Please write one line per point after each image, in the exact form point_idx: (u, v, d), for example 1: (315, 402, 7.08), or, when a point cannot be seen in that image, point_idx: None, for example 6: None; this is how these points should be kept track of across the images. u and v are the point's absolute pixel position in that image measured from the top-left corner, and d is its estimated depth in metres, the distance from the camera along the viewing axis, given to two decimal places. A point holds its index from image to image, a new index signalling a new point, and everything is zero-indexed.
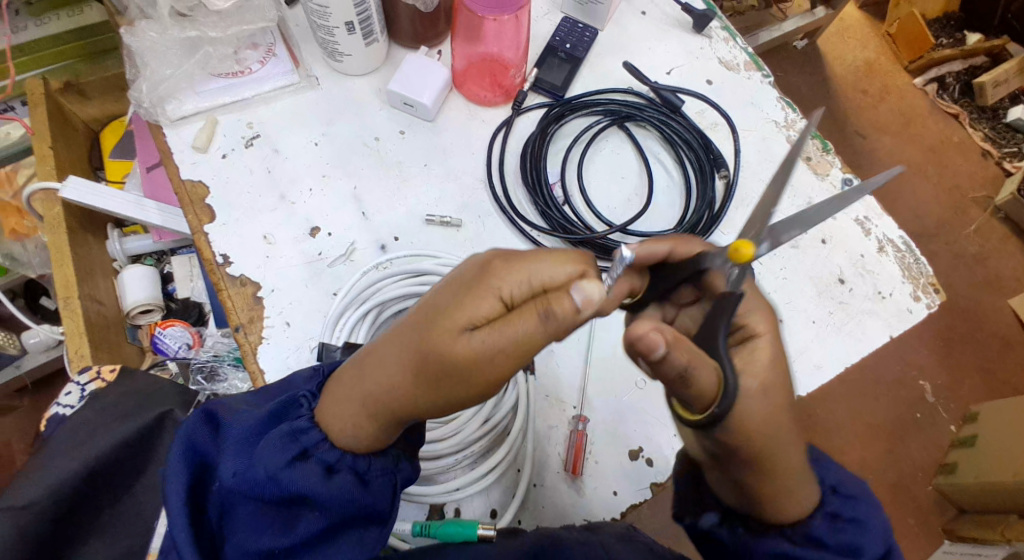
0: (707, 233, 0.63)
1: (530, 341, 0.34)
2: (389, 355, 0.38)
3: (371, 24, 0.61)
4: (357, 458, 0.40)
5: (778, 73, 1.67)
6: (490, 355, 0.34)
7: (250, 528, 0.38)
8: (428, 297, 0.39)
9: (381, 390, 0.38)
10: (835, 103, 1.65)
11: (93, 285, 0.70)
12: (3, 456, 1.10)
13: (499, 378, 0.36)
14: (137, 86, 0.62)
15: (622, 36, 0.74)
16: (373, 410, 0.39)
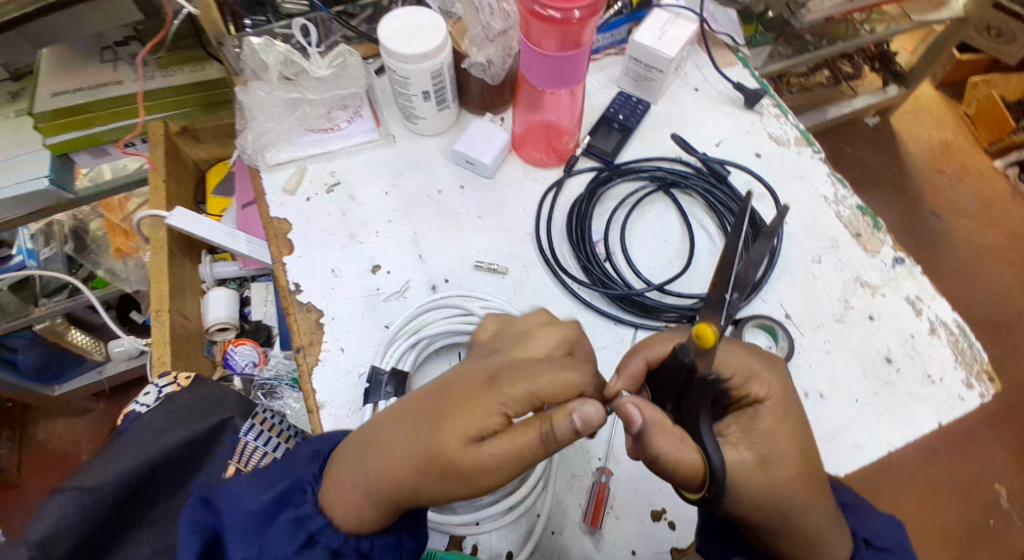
0: (746, 299, 0.64)
1: (529, 454, 0.41)
2: (395, 449, 0.43)
3: (444, 93, 0.70)
4: (360, 540, 0.45)
5: (848, 147, 1.78)
6: (496, 463, 0.41)
7: None
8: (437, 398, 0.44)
9: (385, 480, 0.43)
10: (910, 184, 1.72)
11: (183, 302, 0.80)
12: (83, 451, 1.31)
13: (496, 483, 0.42)
14: (245, 136, 0.72)
15: (675, 110, 0.79)
16: (376, 496, 0.43)
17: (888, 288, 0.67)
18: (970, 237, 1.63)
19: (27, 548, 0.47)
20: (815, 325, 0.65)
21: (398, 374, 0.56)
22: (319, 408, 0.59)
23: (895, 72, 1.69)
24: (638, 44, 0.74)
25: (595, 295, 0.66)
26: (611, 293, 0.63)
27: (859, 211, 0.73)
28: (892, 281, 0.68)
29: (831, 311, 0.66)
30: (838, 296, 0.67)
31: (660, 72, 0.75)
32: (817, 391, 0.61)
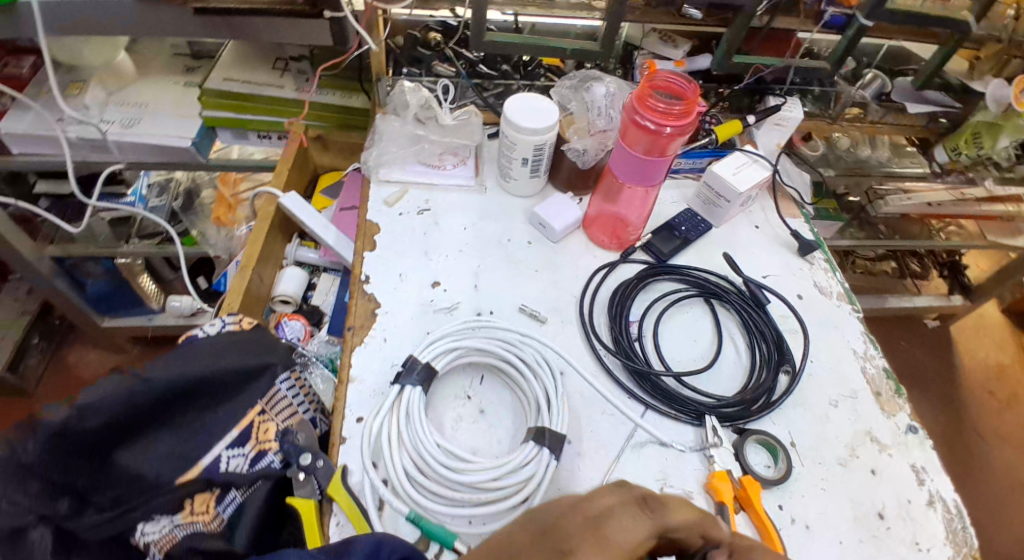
0: (758, 413, 0.68)
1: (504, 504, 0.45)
2: None
3: (540, 163, 0.81)
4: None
5: (901, 340, 1.80)
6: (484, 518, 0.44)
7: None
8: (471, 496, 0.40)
9: None
10: (955, 395, 1.69)
11: (264, 268, 0.90)
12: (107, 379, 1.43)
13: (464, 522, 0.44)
14: (369, 151, 0.86)
15: (733, 237, 0.87)
16: None
17: (896, 450, 0.70)
18: (1001, 464, 1.56)
19: (69, 409, 0.54)
20: (817, 460, 0.67)
21: (428, 368, 0.62)
22: (349, 381, 0.66)
23: (963, 284, 1.77)
24: (715, 174, 0.84)
25: (618, 366, 0.71)
26: (633, 366, 0.68)
27: (884, 373, 0.76)
28: (901, 446, 0.70)
29: (836, 455, 0.68)
30: (845, 442, 0.69)
31: (728, 201, 0.84)
32: (805, 522, 0.63)
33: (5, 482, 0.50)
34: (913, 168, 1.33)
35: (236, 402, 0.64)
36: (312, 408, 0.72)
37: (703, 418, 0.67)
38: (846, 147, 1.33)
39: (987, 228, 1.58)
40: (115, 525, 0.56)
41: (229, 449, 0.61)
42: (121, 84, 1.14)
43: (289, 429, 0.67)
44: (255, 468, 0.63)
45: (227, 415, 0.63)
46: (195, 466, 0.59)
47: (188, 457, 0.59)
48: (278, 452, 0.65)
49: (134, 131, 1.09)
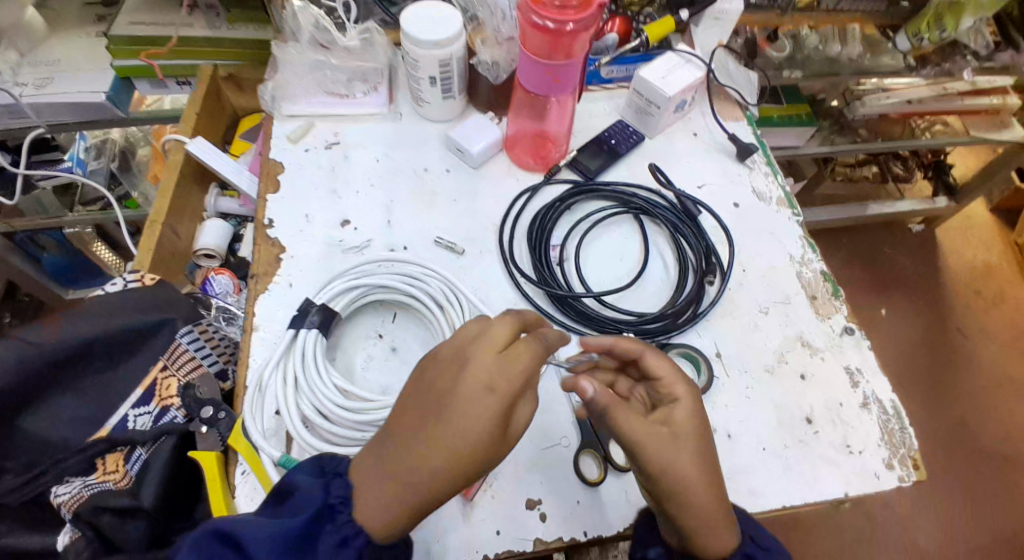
0: (683, 327, 0.66)
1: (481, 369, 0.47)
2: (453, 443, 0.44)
3: (450, 82, 0.75)
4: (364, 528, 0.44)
5: (886, 247, 1.75)
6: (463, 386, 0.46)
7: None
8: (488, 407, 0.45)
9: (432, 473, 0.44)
10: (940, 297, 1.67)
11: (180, 221, 0.86)
12: None
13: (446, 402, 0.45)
14: (267, 85, 0.80)
15: (670, 148, 0.82)
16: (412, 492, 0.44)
17: (828, 354, 0.68)
18: (978, 361, 1.56)
19: None
20: (742, 370, 0.65)
21: (327, 309, 0.60)
22: (254, 329, 0.63)
23: (948, 184, 1.70)
24: (642, 78, 0.77)
25: (537, 292, 0.69)
26: (549, 291, 0.65)
27: (822, 277, 0.73)
28: (836, 349, 0.69)
29: (764, 361, 0.66)
30: (773, 349, 0.67)
31: (658, 108, 0.78)
32: (725, 431, 0.62)
33: None
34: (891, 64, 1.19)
35: (139, 359, 0.62)
36: (222, 361, 0.67)
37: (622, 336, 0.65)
38: (815, 45, 1.18)
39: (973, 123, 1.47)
40: (27, 491, 0.54)
41: (135, 408, 0.60)
42: (33, 43, 1.05)
43: (192, 383, 0.61)
44: (158, 425, 0.59)
45: (132, 376, 0.61)
46: (101, 430, 0.58)
47: (96, 421, 0.59)
48: (181, 407, 0.60)
49: (46, 93, 1.02)
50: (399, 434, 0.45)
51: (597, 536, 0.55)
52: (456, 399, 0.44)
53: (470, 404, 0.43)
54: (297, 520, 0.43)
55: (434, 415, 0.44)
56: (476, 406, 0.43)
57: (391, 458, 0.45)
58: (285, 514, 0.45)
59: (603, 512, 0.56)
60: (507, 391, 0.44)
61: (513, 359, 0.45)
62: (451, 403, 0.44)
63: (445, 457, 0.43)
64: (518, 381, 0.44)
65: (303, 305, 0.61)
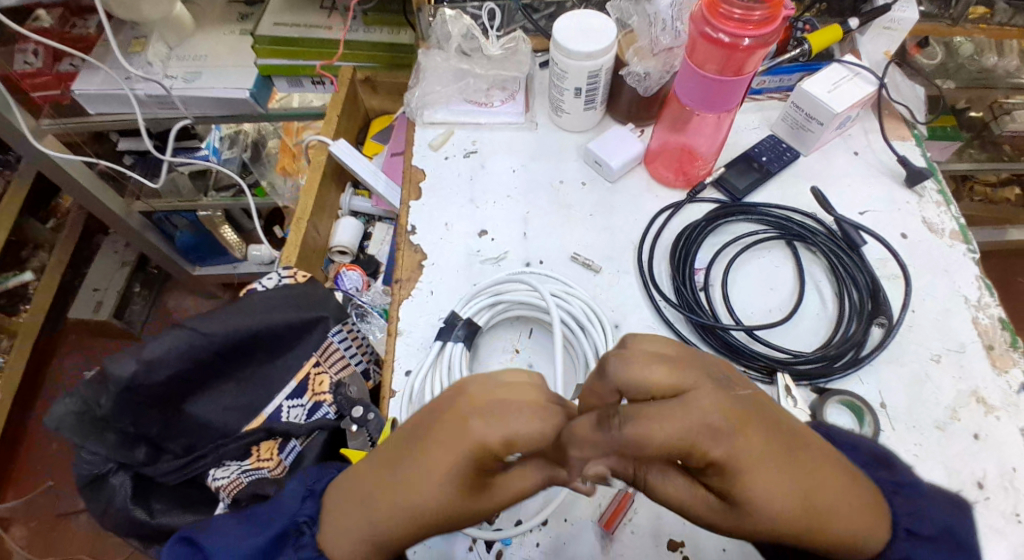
0: (842, 371, 0.61)
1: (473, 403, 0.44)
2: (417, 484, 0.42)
3: (595, 93, 0.72)
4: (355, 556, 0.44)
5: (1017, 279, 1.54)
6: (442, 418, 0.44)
7: None
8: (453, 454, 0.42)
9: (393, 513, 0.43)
10: None
11: (319, 219, 0.90)
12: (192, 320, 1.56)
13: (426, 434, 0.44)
14: (412, 92, 0.81)
15: (823, 167, 0.76)
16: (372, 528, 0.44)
17: (1005, 413, 0.60)
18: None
19: (136, 363, 0.54)
20: (910, 425, 0.60)
21: (472, 324, 0.61)
22: (397, 334, 0.65)
23: None
24: (804, 92, 0.71)
25: (679, 318, 0.66)
26: (696, 321, 0.62)
27: (999, 324, 0.65)
28: (1013, 408, 0.61)
29: (933, 417, 0.60)
30: (945, 404, 0.61)
31: (821, 124, 0.72)
32: None
33: (84, 434, 0.53)
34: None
35: (294, 354, 0.66)
36: (364, 359, 0.72)
37: (775, 375, 0.61)
38: (969, 55, 1.07)
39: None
40: (185, 471, 0.59)
41: (290, 399, 0.64)
42: (180, 37, 1.11)
43: (343, 381, 0.66)
44: (312, 419, 0.63)
45: (286, 371, 0.65)
46: (259, 417, 0.62)
47: (251, 409, 0.62)
48: (333, 404, 0.65)
49: (195, 86, 1.08)
50: (385, 455, 0.46)
51: None
52: (431, 438, 0.43)
53: (439, 441, 0.42)
54: (260, 537, 0.46)
55: (411, 443, 0.44)
56: (443, 450, 0.42)
57: (369, 479, 0.46)
58: (256, 523, 0.48)
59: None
60: (477, 439, 0.41)
61: (506, 411, 0.42)
62: (428, 435, 0.43)
63: (400, 492, 0.43)
64: (499, 434, 0.41)
65: (448, 318, 0.62)
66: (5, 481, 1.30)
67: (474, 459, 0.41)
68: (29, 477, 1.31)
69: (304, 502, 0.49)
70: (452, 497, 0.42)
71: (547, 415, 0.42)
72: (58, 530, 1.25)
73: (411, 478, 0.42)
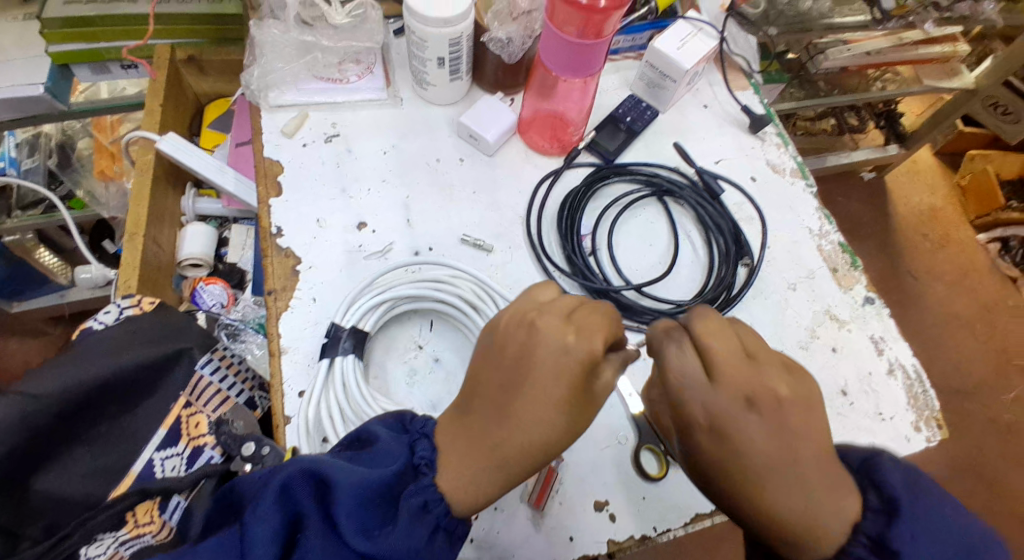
0: (719, 313, 0.66)
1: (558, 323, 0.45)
2: (547, 399, 0.43)
3: (459, 63, 0.68)
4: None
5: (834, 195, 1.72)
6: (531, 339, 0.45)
7: (358, 522, 0.39)
8: (563, 364, 0.43)
9: (530, 439, 0.42)
10: (889, 237, 1.66)
11: (159, 230, 0.77)
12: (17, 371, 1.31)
13: (530, 358, 0.44)
14: (250, 71, 0.71)
15: (683, 120, 0.79)
16: (503, 460, 0.42)
17: (855, 325, 0.70)
18: (949, 306, 1.56)
19: None
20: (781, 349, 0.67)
21: (357, 333, 0.57)
22: (281, 352, 0.59)
23: (898, 132, 1.64)
24: (657, 51, 0.73)
25: (574, 286, 0.67)
26: (590, 286, 0.63)
27: (840, 248, 0.74)
28: (860, 319, 0.70)
29: (797, 338, 0.68)
30: (806, 326, 0.69)
31: (674, 82, 0.75)
32: None
33: None
34: (854, 17, 1.17)
35: (158, 396, 0.57)
36: (246, 388, 0.65)
37: (665, 325, 0.65)
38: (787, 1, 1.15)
39: (923, 71, 1.41)
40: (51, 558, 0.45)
41: (162, 450, 0.55)
42: None
43: (225, 418, 0.60)
44: (194, 467, 0.56)
45: (158, 416, 0.56)
46: (129, 476, 0.53)
47: (119, 468, 0.53)
48: (217, 445, 0.58)
49: None
50: (482, 402, 0.45)
51: (667, 528, 0.56)
52: (535, 359, 0.44)
53: (551, 366, 0.43)
54: (385, 473, 0.41)
55: (513, 379, 0.44)
56: (557, 368, 0.43)
57: (471, 426, 0.44)
58: (367, 464, 0.42)
59: (669, 504, 0.57)
60: (583, 349, 0.44)
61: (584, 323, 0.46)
62: (531, 366, 0.44)
63: (528, 420, 0.42)
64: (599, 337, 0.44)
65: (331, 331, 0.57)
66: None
67: (586, 372, 0.44)
68: None
69: (414, 445, 0.44)
70: (571, 409, 0.44)
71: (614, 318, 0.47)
72: None
73: (539, 401, 0.43)
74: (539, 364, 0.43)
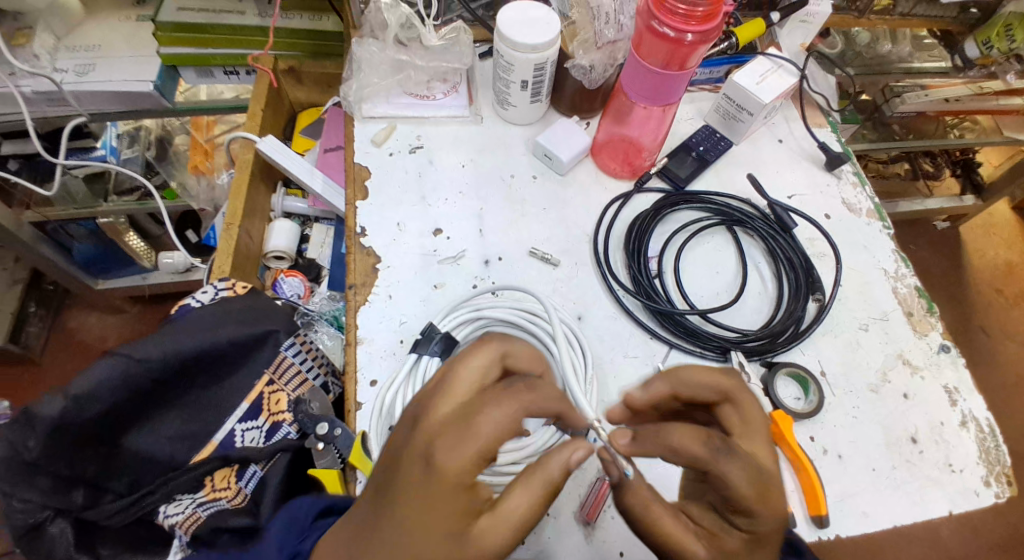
0: (786, 346, 0.65)
1: (440, 421, 0.41)
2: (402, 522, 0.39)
3: (541, 86, 0.71)
4: None
5: (906, 243, 1.65)
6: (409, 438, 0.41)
7: None
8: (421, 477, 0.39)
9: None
10: (959, 290, 1.58)
11: (251, 224, 0.84)
12: (97, 345, 1.42)
13: (403, 459, 0.40)
14: (349, 84, 0.77)
15: (757, 155, 0.80)
16: None
17: (928, 372, 0.68)
18: None
19: (63, 400, 0.50)
20: (848, 390, 0.66)
21: (448, 337, 0.60)
22: (357, 342, 0.63)
23: (976, 184, 1.57)
24: (735, 84, 0.74)
25: (637, 306, 0.68)
26: (653, 307, 0.64)
27: (916, 292, 0.73)
28: (933, 367, 0.68)
29: (866, 380, 0.66)
30: (876, 368, 0.67)
31: (751, 114, 0.76)
32: (836, 452, 0.62)
33: (11, 483, 0.48)
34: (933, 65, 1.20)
35: (243, 373, 0.61)
36: (322, 373, 0.68)
37: (729, 354, 0.65)
38: (866, 43, 1.18)
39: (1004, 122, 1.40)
40: (135, 511, 0.54)
41: (242, 422, 0.59)
42: (70, 27, 0.98)
43: (303, 398, 0.63)
44: (271, 441, 0.60)
45: (239, 392, 0.60)
46: (210, 444, 0.57)
47: (202, 435, 0.57)
48: (293, 422, 0.61)
49: (90, 80, 0.96)
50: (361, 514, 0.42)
51: None
52: (406, 467, 0.40)
53: (411, 481, 0.39)
54: None
55: (388, 486, 0.41)
56: (414, 488, 0.39)
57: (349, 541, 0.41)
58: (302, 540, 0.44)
59: None
60: (443, 463, 0.38)
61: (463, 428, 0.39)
62: (401, 476, 0.40)
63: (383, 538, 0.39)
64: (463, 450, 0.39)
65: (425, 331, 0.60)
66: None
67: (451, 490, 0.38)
68: None
69: None
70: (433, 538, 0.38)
71: (506, 426, 0.40)
72: None
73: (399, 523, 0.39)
74: (407, 473, 0.40)
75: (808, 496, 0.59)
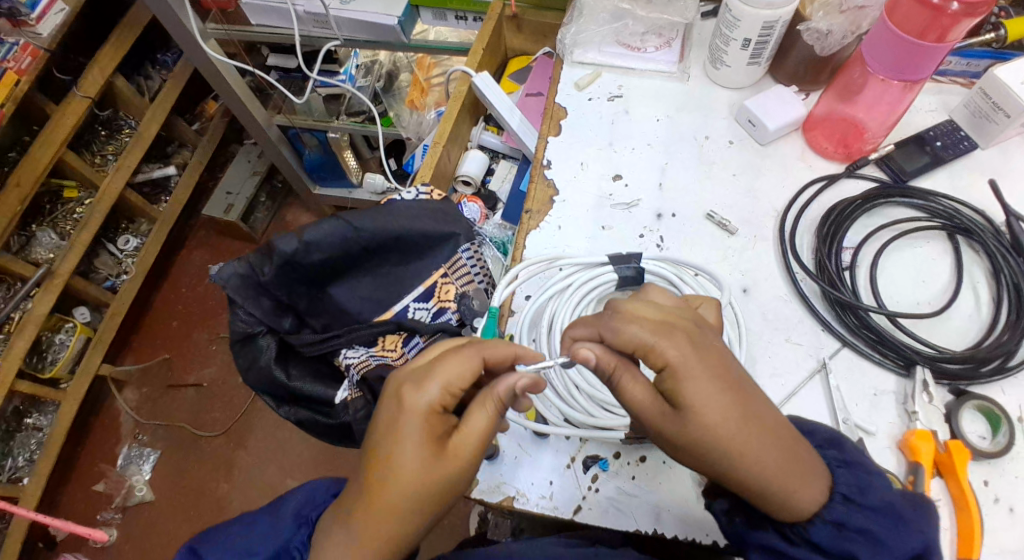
0: (989, 376, 0.57)
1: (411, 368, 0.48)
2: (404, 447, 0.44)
3: (763, 48, 0.69)
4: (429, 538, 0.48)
5: None
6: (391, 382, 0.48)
7: None
8: (410, 405, 0.45)
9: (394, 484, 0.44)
10: None
11: (452, 148, 0.94)
12: None
13: (387, 401, 0.47)
14: (568, 28, 0.81)
15: (1002, 167, 0.69)
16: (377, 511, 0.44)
17: None
18: None
19: (297, 241, 0.62)
20: None
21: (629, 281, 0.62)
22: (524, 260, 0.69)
23: None
24: (994, 78, 0.65)
25: (815, 293, 0.65)
26: (833, 295, 0.61)
27: None
28: None
29: None
30: None
31: (1008, 117, 0.66)
32: (1009, 505, 0.54)
33: (246, 296, 0.63)
34: None
35: (425, 262, 0.70)
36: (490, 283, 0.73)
37: (913, 368, 0.58)
38: None
39: None
40: (324, 346, 0.68)
41: (416, 302, 0.69)
42: None
43: (467, 293, 0.70)
44: (435, 322, 0.68)
45: (416, 277, 0.69)
46: (388, 311, 0.68)
47: (385, 302, 0.69)
48: (456, 311, 0.69)
49: (350, 8, 1.11)
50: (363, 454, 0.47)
51: None
52: (390, 405, 0.46)
53: (398, 416, 0.45)
54: None
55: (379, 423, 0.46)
56: (402, 419, 0.45)
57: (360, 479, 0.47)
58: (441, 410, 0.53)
59: None
60: (418, 399, 0.45)
61: (431, 369, 0.46)
62: (387, 413, 0.46)
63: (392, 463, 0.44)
64: (436, 380, 0.45)
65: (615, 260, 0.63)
66: (127, 346, 1.46)
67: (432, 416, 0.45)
68: (146, 347, 1.46)
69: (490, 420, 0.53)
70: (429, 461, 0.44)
71: (474, 358, 0.47)
72: (169, 398, 1.40)
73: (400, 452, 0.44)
74: (390, 413, 0.46)
75: (962, 538, 0.52)
